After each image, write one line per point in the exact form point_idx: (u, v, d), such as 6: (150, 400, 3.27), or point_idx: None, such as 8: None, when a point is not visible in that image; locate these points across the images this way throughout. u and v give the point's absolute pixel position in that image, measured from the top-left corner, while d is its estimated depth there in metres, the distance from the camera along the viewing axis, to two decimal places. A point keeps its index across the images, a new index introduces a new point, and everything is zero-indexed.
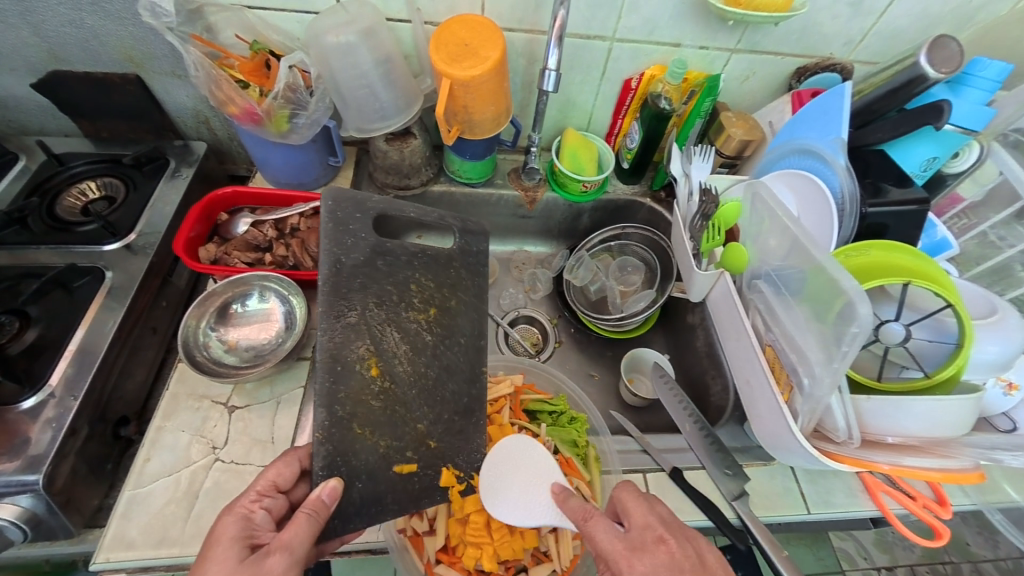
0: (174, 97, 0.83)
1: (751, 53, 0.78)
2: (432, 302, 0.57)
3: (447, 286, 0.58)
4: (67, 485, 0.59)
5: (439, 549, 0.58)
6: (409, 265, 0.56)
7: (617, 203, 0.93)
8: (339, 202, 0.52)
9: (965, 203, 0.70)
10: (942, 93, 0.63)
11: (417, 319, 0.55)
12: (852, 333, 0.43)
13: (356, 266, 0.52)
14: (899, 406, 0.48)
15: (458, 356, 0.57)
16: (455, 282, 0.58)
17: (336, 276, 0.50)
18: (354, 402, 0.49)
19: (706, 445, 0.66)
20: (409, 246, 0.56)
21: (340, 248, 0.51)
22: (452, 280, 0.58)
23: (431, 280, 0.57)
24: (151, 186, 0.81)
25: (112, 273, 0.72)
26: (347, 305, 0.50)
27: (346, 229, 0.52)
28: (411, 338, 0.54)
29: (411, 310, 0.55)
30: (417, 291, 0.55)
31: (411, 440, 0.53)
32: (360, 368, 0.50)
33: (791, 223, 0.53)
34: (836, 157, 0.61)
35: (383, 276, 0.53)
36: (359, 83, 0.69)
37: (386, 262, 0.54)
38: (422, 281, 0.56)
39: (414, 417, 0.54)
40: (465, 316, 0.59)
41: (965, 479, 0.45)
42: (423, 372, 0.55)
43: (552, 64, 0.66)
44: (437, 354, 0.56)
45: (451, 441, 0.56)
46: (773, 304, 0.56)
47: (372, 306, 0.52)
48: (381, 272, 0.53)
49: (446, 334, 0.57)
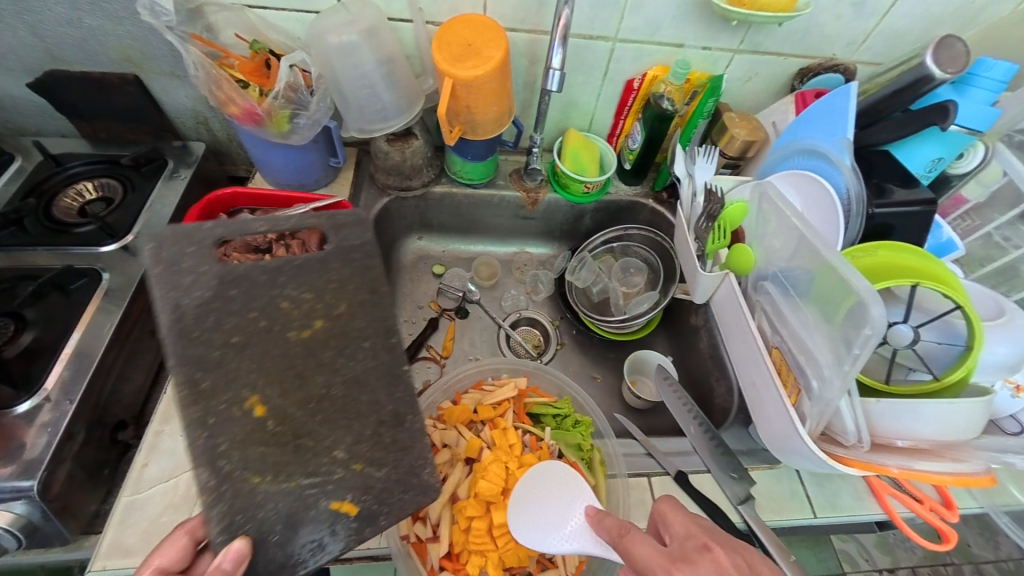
0: (173, 97, 0.82)
1: (753, 54, 0.78)
2: (320, 312, 0.51)
3: (342, 289, 0.53)
4: (64, 491, 0.58)
5: (443, 556, 0.57)
6: (278, 286, 0.51)
7: (619, 204, 0.93)
8: (162, 240, 0.48)
9: (968, 205, 0.70)
10: (947, 94, 0.62)
11: (307, 336, 0.51)
12: (864, 335, 0.42)
13: (198, 311, 0.48)
14: (909, 409, 0.48)
15: (370, 361, 0.52)
16: (342, 283, 0.53)
17: (176, 321, 0.47)
18: (243, 450, 0.46)
19: (711, 447, 0.65)
20: (261, 263, 0.51)
21: (175, 293, 0.48)
22: (347, 276, 0.53)
23: (308, 291, 0.52)
24: (149, 187, 0.80)
25: (110, 275, 0.71)
26: (200, 348, 0.47)
27: (180, 267, 0.49)
28: (307, 362, 0.50)
29: (292, 330, 0.50)
30: (293, 301, 0.51)
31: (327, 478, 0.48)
32: (239, 412, 0.47)
33: (801, 223, 0.52)
34: (842, 157, 0.60)
35: (262, 302, 0.50)
36: (360, 83, 0.69)
37: (257, 288, 0.50)
38: (295, 294, 0.51)
39: (328, 438, 0.49)
40: (362, 318, 0.53)
41: (976, 482, 0.45)
42: (326, 394, 0.50)
43: (557, 64, 0.65)
44: (349, 364, 0.51)
45: (381, 471, 0.50)
46: (781, 305, 0.55)
47: (233, 344, 0.48)
48: (240, 296, 0.49)
49: (345, 345, 0.52)
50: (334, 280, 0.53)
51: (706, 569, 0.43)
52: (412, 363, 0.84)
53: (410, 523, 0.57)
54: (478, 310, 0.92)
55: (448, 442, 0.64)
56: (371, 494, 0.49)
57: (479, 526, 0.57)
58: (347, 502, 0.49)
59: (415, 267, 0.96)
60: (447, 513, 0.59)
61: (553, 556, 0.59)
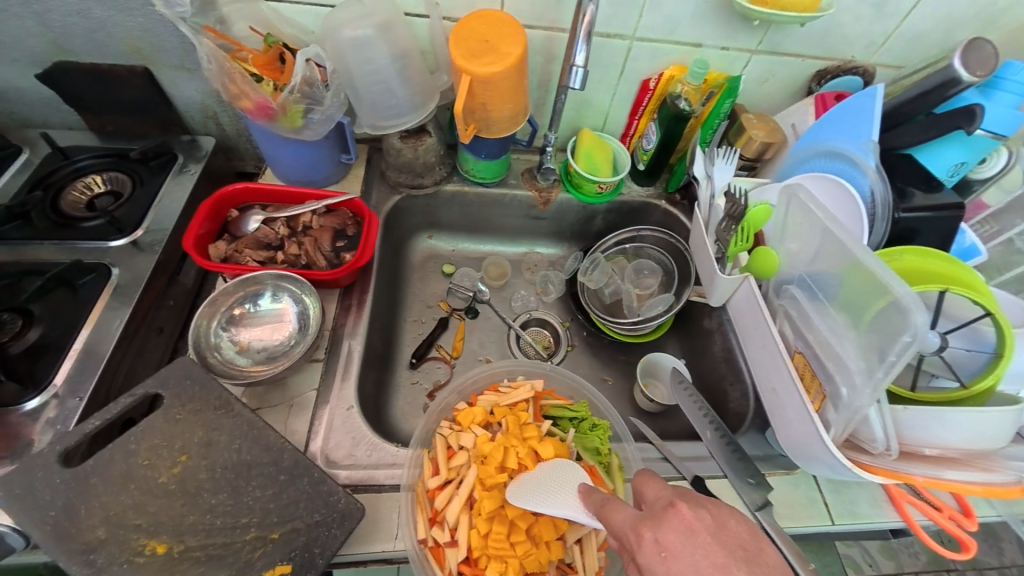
0: (182, 91, 0.81)
1: (771, 54, 0.77)
2: (180, 447, 0.52)
3: (194, 416, 0.54)
4: None
5: (460, 561, 0.56)
6: (129, 452, 0.51)
7: (631, 205, 0.92)
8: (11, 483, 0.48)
9: (989, 210, 0.69)
10: (973, 97, 0.61)
11: (172, 476, 0.50)
12: (903, 343, 0.41)
13: (66, 512, 0.47)
14: (938, 418, 0.47)
15: (241, 441, 0.53)
16: (196, 411, 0.54)
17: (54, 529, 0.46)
18: None
19: (729, 452, 0.64)
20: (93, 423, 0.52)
21: (39, 509, 0.47)
22: (193, 402, 0.55)
23: (175, 409, 0.54)
24: (157, 182, 0.79)
25: (118, 270, 0.70)
26: (82, 538, 0.46)
27: (36, 484, 0.48)
28: (196, 484, 0.50)
29: (161, 470, 0.51)
30: (150, 454, 0.51)
31: (247, 558, 0.47)
32: (138, 563, 0.46)
33: (831, 227, 0.51)
34: (867, 159, 0.59)
35: (119, 481, 0.50)
36: (375, 79, 0.67)
37: (105, 477, 0.50)
38: (148, 426, 0.52)
39: (246, 514, 0.50)
40: (226, 410, 0.55)
41: (1006, 493, 0.44)
42: (218, 498, 0.50)
43: (580, 61, 0.64)
44: (216, 467, 0.51)
45: (297, 538, 0.49)
46: (807, 310, 0.54)
47: (114, 512, 0.48)
48: (102, 479, 0.49)
49: (213, 435, 0.53)
50: (179, 420, 0.54)
51: (672, 527, 0.41)
52: (421, 364, 0.83)
53: (426, 527, 0.56)
54: (488, 310, 0.91)
55: (463, 444, 0.63)
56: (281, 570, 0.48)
57: (500, 529, 0.55)
58: (282, 566, 0.48)
59: (424, 266, 0.95)
60: (465, 518, 0.58)
61: (571, 561, 0.59)
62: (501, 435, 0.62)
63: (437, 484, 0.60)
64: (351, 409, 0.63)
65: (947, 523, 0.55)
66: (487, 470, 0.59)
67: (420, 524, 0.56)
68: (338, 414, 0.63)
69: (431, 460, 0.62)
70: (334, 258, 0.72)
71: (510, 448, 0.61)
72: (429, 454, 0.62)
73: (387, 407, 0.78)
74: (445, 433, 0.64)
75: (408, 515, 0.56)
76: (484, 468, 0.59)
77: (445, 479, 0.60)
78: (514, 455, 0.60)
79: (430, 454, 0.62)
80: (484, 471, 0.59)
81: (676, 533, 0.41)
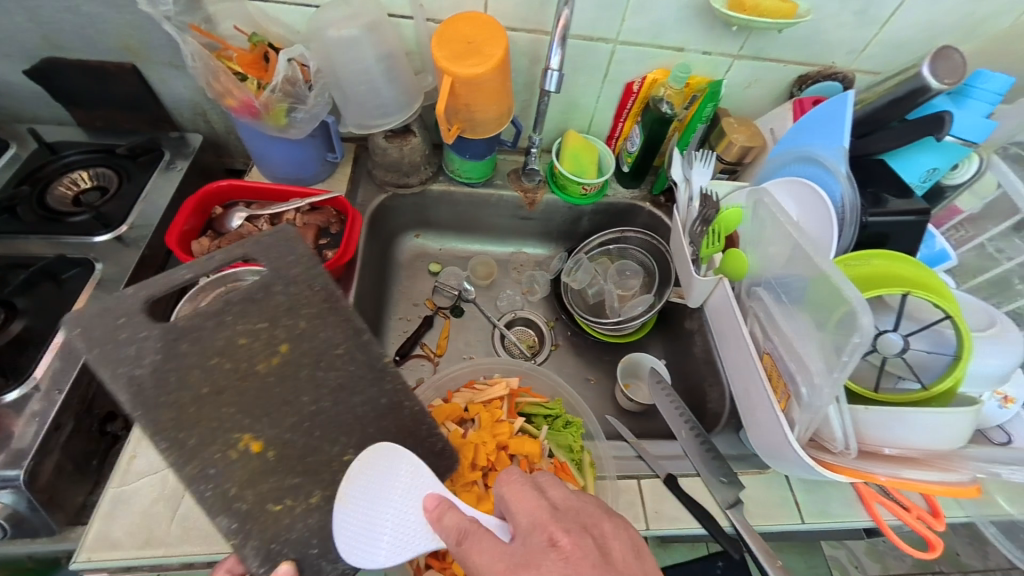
0: (171, 88, 0.82)
1: (754, 59, 0.78)
2: (281, 335, 0.50)
3: (286, 312, 0.50)
4: (52, 483, 0.58)
5: (430, 555, 0.58)
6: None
7: (617, 207, 0.93)
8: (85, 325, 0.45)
9: (963, 215, 0.70)
10: (945, 104, 0.62)
11: (272, 367, 0.49)
12: (853, 343, 0.43)
13: (153, 374, 0.46)
14: (897, 418, 0.48)
15: (348, 364, 0.51)
16: (289, 308, 0.50)
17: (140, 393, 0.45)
18: (253, 488, 0.46)
19: (702, 452, 0.66)
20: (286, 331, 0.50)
21: (125, 366, 0.45)
22: (300, 294, 0.51)
23: (262, 319, 0.49)
24: (145, 177, 0.80)
25: (103, 264, 0.71)
26: (167, 411, 0.45)
27: (117, 341, 0.45)
28: (292, 385, 0.49)
29: (258, 360, 0.49)
30: (247, 335, 0.49)
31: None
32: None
33: (794, 231, 0.53)
34: (838, 165, 0.60)
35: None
36: (361, 78, 0.68)
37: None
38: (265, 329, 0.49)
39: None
40: (325, 329, 0.51)
41: (962, 492, 0.45)
42: (320, 405, 0.50)
43: (555, 64, 0.66)
44: (323, 376, 0.50)
45: None
46: (773, 312, 0.55)
47: (204, 392, 0.47)
48: (195, 347, 0.47)
49: (316, 356, 0.50)
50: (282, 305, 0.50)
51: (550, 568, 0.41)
52: (405, 362, 0.84)
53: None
54: (473, 309, 0.92)
55: None
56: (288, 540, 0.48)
57: None
58: None
59: (412, 265, 0.95)
60: None
61: None
62: (475, 432, 0.63)
63: None
64: None
65: (916, 523, 0.58)
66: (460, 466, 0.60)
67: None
68: None
69: None
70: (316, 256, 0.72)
71: (483, 444, 0.62)
72: None
73: None
74: None
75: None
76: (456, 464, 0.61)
77: None
78: (487, 450, 0.62)
79: None
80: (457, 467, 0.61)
81: (556, 575, 0.40)
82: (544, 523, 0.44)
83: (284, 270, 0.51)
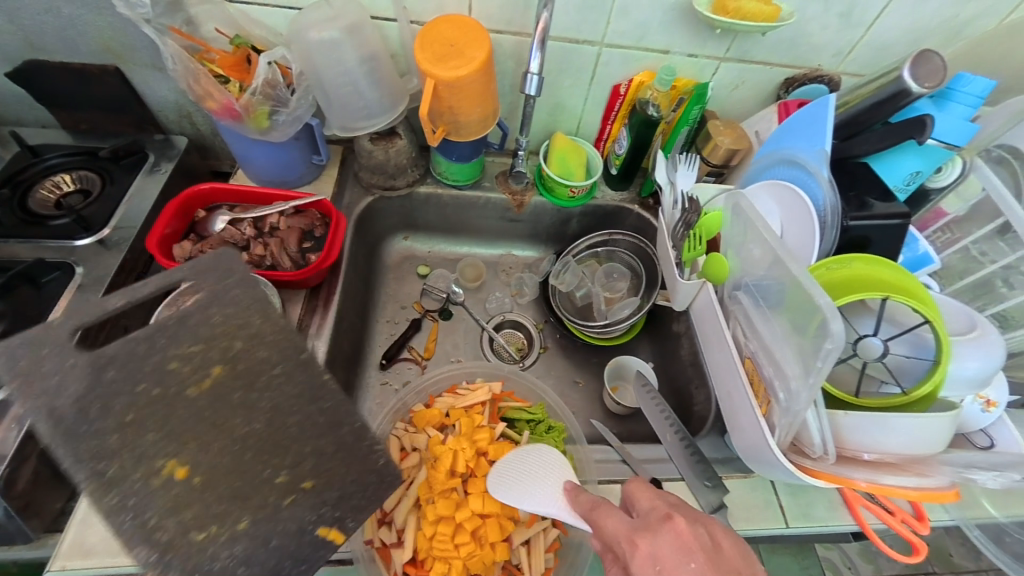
0: (156, 90, 0.81)
1: (740, 62, 0.78)
2: (216, 356, 0.44)
3: (235, 327, 0.45)
4: (29, 489, 0.58)
5: (405, 563, 0.58)
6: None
7: (605, 210, 0.92)
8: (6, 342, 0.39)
9: (948, 218, 0.70)
10: (927, 107, 0.63)
11: (205, 390, 0.43)
12: (826, 349, 0.42)
13: (76, 404, 0.40)
14: (875, 422, 0.48)
15: (288, 387, 0.46)
16: (227, 322, 0.45)
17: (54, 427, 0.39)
18: (177, 517, 0.41)
19: (686, 455, 0.65)
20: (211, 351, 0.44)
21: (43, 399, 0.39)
22: (228, 306, 0.45)
23: (196, 337, 0.44)
24: (128, 180, 0.79)
25: (83, 268, 0.70)
26: (90, 442, 0.40)
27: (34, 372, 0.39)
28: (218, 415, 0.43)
29: (188, 384, 0.43)
30: (180, 358, 0.43)
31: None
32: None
33: (769, 235, 0.52)
34: (820, 169, 0.60)
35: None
36: (342, 81, 0.68)
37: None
38: (185, 348, 0.43)
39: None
40: (262, 348, 0.45)
41: (940, 497, 0.45)
42: (248, 432, 0.44)
43: (536, 68, 0.66)
44: (258, 396, 0.45)
45: (327, 492, 0.46)
46: (753, 317, 0.55)
47: (124, 422, 0.41)
48: (123, 373, 0.41)
49: (249, 378, 0.45)
50: (219, 324, 0.45)
51: (667, 540, 0.43)
52: (392, 365, 0.83)
53: (374, 527, 0.58)
54: (462, 312, 0.92)
55: (416, 445, 0.65)
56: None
57: (443, 532, 0.56)
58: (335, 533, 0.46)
59: (399, 267, 0.95)
60: (413, 519, 0.59)
61: (518, 563, 0.60)
62: (454, 439, 0.63)
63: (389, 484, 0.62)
64: None
65: (900, 527, 0.56)
66: (436, 473, 0.60)
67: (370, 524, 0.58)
68: None
69: None
70: (300, 259, 0.72)
71: (461, 451, 0.61)
72: None
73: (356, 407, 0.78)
74: (400, 435, 0.66)
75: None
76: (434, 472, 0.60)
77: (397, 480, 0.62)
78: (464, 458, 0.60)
79: None
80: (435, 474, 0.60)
81: (670, 547, 0.43)
82: (666, 508, 0.46)
83: (221, 289, 0.45)
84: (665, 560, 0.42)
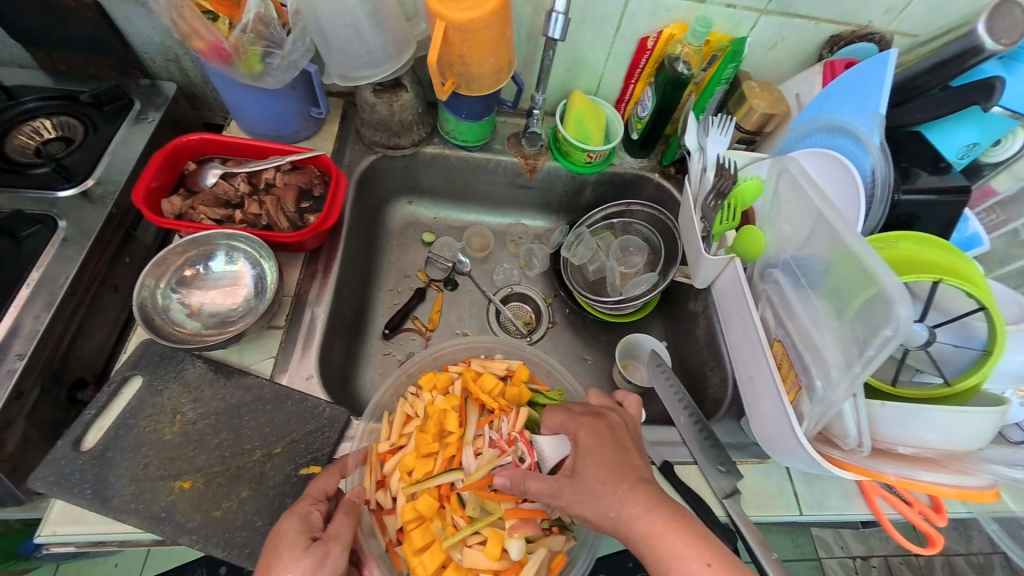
0: (139, 29, 0.74)
1: (782, 16, 0.70)
2: None
3: None
4: (17, 452, 0.56)
5: (399, 530, 0.56)
6: (129, 425, 0.54)
7: (623, 177, 0.86)
8: None
9: (997, 198, 0.64)
10: (994, 69, 0.56)
11: None
12: (884, 337, 0.39)
13: None
14: (915, 416, 0.45)
15: None
16: None
17: None
18: None
19: (701, 441, 0.61)
20: None
21: None
22: None
23: None
24: (112, 129, 0.74)
25: (66, 222, 0.65)
26: None
27: None
28: None
29: None
30: None
31: (260, 472, 0.54)
32: (172, 500, 0.51)
33: (822, 206, 0.47)
34: (870, 135, 0.54)
35: (131, 448, 0.53)
36: (342, 21, 0.61)
37: (119, 449, 0.53)
38: None
39: (249, 441, 0.55)
40: None
41: (978, 497, 0.42)
42: None
43: (560, 6, 0.59)
44: None
45: (298, 446, 0.56)
46: (790, 298, 0.51)
47: None
48: None
49: None
50: None
51: (603, 421, 0.54)
52: (395, 335, 0.80)
53: (373, 489, 0.57)
54: (467, 283, 0.87)
55: (418, 412, 0.62)
56: (301, 455, 0.55)
57: (414, 539, 0.53)
58: (316, 466, 0.55)
59: (403, 234, 0.90)
60: (404, 489, 0.57)
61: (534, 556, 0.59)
62: (444, 400, 0.61)
63: (389, 448, 0.59)
64: (310, 379, 0.62)
65: (916, 519, 0.52)
66: (426, 439, 0.58)
67: (368, 484, 0.57)
68: (298, 383, 0.61)
69: (388, 423, 0.61)
70: (297, 220, 0.67)
71: (450, 411, 0.60)
72: (387, 417, 0.62)
73: (357, 376, 0.75)
74: (408, 399, 0.63)
75: (356, 473, 0.57)
76: (422, 435, 0.58)
77: (397, 445, 0.60)
78: (455, 419, 0.59)
79: (389, 418, 0.62)
80: (422, 439, 0.58)
81: (603, 426, 0.53)
82: (600, 408, 0.57)
83: None
84: (603, 435, 0.52)
